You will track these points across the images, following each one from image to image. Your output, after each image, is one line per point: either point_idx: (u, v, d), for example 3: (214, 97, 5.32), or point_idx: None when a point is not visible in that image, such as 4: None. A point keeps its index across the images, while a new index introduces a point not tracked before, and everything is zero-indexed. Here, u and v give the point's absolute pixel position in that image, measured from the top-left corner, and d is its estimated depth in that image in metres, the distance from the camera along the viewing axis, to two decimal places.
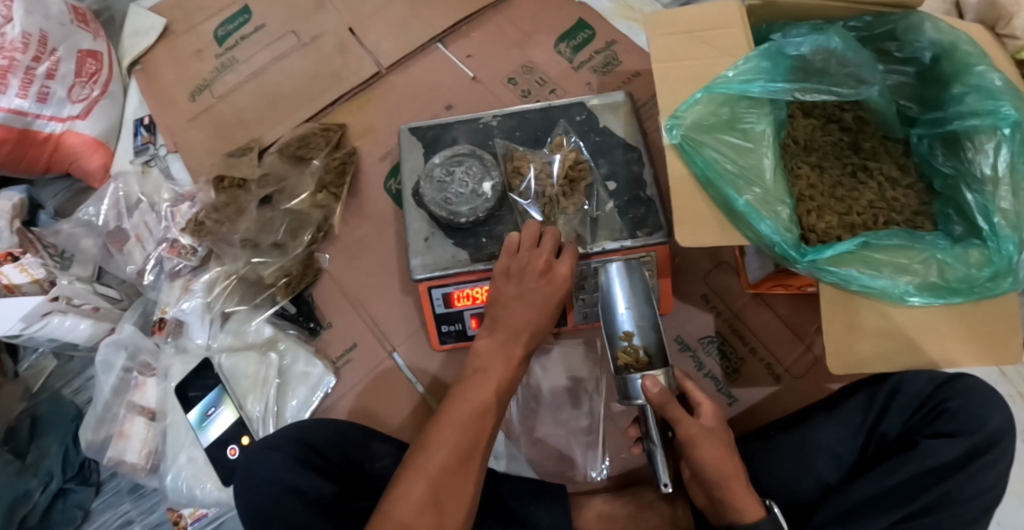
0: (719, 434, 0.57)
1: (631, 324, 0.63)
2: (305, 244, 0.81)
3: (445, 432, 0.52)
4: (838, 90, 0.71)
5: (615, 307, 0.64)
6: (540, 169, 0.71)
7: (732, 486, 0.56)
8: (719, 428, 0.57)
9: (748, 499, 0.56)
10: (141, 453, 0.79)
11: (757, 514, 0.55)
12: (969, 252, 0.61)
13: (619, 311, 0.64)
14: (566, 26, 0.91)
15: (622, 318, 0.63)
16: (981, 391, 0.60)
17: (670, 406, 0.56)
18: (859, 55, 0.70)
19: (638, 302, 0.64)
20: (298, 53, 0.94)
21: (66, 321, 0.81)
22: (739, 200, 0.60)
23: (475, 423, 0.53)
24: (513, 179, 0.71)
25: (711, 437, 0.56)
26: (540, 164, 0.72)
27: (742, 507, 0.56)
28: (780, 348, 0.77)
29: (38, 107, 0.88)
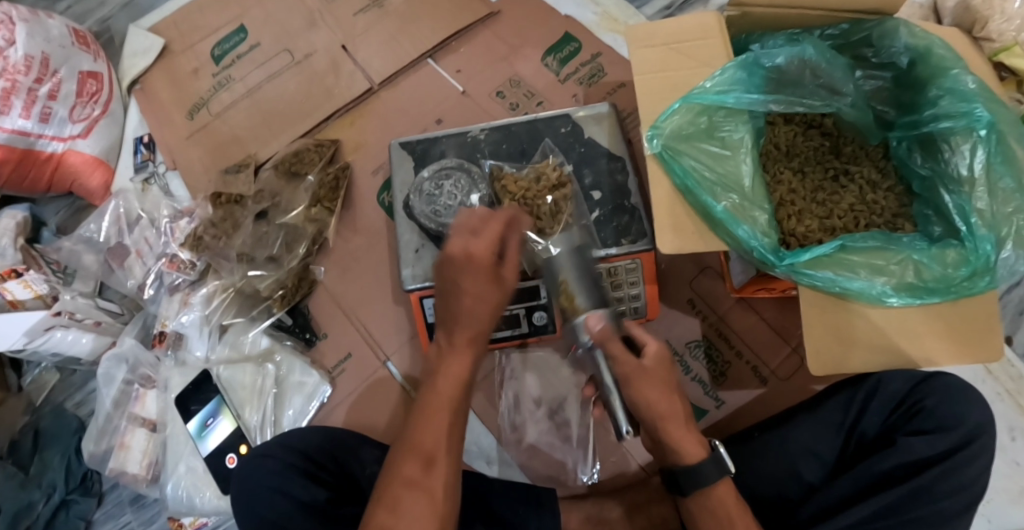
0: (659, 372, 0.53)
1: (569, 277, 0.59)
2: (300, 257, 0.83)
3: (425, 436, 0.53)
4: (812, 103, 0.73)
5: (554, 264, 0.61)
6: (524, 185, 0.72)
7: (668, 424, 0.54)
8: (659, 367, 0.53)
9: (691, 441, 0.55)
10: (142, 464, 0.81)
11: (697, 455, 0.55)
12: (945, 252, 0.62)
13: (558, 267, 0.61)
14: (552, 39, 0.93)
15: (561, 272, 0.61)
16: (959, 389, 0.62)
17: (611, 342, 0.54)
18: (832, 65, 0.72)
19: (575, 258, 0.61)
20: (292, 71, 0.97)
21: (69, 336, 0.83)
22: (717, 206, 0.62)
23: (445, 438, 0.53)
24: (500, 196, 0.72)
25: (647, 376, 0.53)
26: (523, 181, 0.73)
27: (685, 448, 0.55)
28: (764, 351, 0.78)
29: (40, 128, 0.90)
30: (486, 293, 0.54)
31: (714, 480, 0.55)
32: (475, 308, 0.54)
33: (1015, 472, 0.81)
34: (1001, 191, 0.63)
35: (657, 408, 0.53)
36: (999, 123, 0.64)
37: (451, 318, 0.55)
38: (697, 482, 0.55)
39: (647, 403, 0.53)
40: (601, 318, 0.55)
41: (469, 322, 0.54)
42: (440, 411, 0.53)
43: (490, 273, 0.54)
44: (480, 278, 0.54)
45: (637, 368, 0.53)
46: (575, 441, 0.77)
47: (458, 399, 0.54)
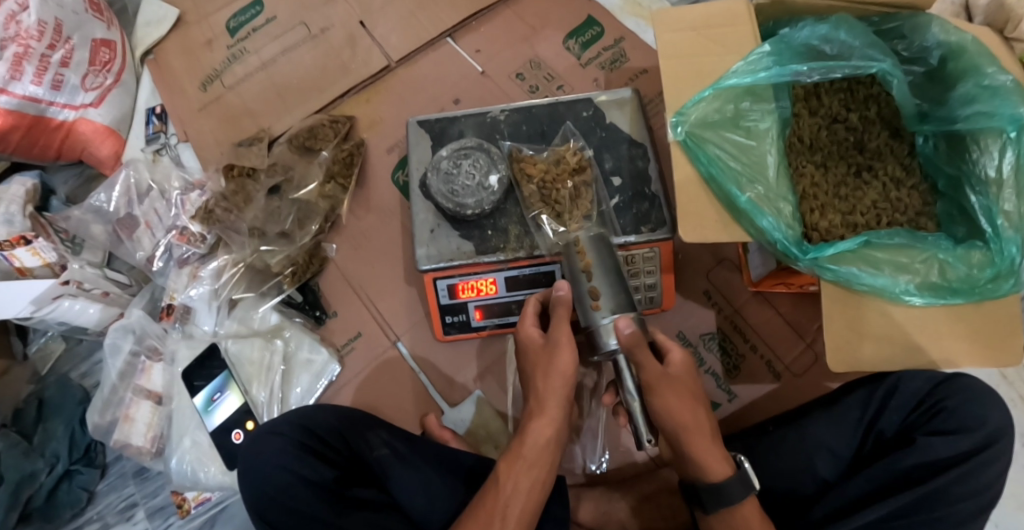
0: (682, 382, 0.57)
1: (594, 276, 0.61)
2: (312, 234, 0.82)
3: (511, 504, 0.54)
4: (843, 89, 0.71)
5: (579, 263, 0.63)
6: (545, 169, 0.71)
7: (693, 438, 0.56)
8: (684, 376, 0.57)
9: (714, 458, 0.56)
10: (147, 437, 0.80)
11: (722, 471, 0.56)
12: (971, 253, 0.61)
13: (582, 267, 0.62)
14: (574, 22, 0.92)
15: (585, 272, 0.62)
16: (979, 391, 0.60)
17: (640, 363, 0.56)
18: (865, 39, 0.69)
19: (602, 259, 0.62)
20: (308, 45, 0.95)
21: (76, 305, 0.82)
22: (742, 196, 0.61)
23: (519, 502, 0.54)
24: (519, 178, 0.71)
25: (671, 384, 0.56)
26: (544, 164, 0.71)
27: (709, 467, 0.56)
28: (780, 346, 0.77)
29: (52, 95, 0.89)
30: (544, 365, 0.59)
31: (739, 497, 0.56)
32: (546, 383, 0.58)
33: None
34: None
35: (682, 421, 0.56)
36: None
37: (528, 398, 0.60)
38: (722, 499, 0.56)
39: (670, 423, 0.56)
40: (629, 322, 0.58)
41: (537, 395, 0.59)
42: (513, 473, 0.55)
43: (541, 350, 0.60)
44: (537, 355, 0.60)
45: (662, 377, 0.56)
46: (585, 430, 0.74)
47: (544, 470, 0.56)
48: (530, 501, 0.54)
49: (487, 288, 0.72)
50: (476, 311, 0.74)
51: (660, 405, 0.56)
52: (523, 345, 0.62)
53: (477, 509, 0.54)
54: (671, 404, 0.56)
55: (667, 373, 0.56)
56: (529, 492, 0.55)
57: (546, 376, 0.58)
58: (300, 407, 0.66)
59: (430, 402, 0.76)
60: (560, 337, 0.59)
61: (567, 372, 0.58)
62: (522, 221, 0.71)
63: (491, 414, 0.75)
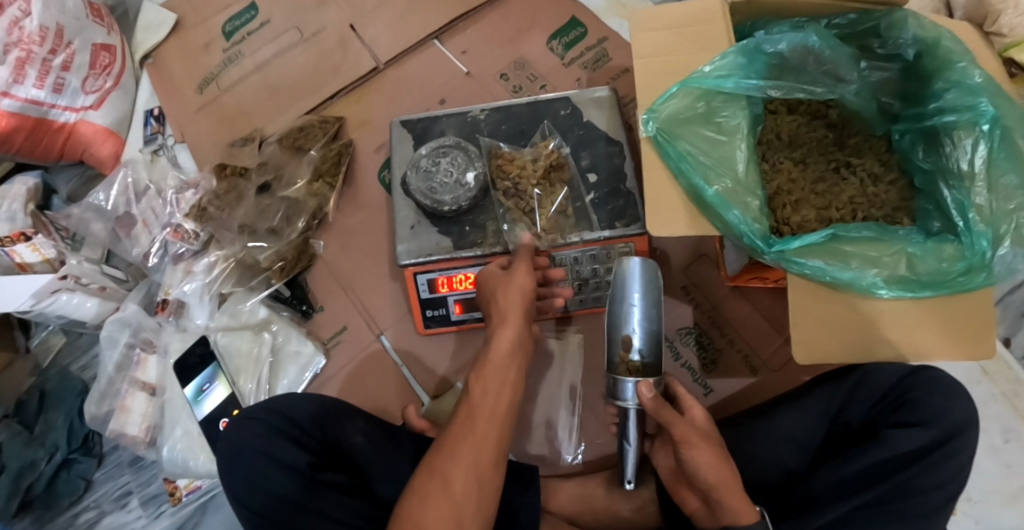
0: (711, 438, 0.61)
1: (635, 322, 0.64)
2: (300, 230, 0.84)
3: (477, 422, 0.56)
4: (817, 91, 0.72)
5: (628, 296, 0.64)
6: (522, 165, 0.74)
7: (727, 492, 0.58)
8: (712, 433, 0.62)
9: (746, 506, 0.58)
10: (141, 427, 0.83)
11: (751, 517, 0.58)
12: (942, 247, 0.62)
13: (631, 302, 0.64)
14: (559, 23, 0.93)
15: (632, 312, 0.64)
16: (946, 383, 0.61)
17: (663, 411, 0.60)
18: (836, 52, 0.72)
19: (650, 307, 0.64)
20: (300, 48, 0.98)
21: (74, 298, 0.85)
22: (709, 190, 0.61)
23: (488, 428, 0.56)
24: (496, 175, 0.74)
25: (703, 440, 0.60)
26: (522, 161, 0.74)
27: (739, 511, 0.58)
28: (757, 341, 0.78)
29: (53, 98, 0.93)
30: (511, 287, 0.64)
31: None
32: (511, 299, 0.63)
33: (1005, 474, 0.80)
34: (1002, 188, 0.62)
35: (714, 473, 0.59)
36: (1002, 119, 0.63)
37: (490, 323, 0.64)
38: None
39: (702, 467, 0.59)
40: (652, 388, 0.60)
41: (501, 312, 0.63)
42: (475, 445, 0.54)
43: (510, 279, 0.65)
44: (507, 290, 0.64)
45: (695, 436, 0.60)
46: (560, 423, 0.77)
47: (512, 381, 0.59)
48: (484, 448, 0.54)
49: (467, 283, 0.74)
50: (456, 305, 0.76)
51: (693, 458, 0.60)
52: (488, 283, 0.66)
53: (432, 471, 0.53)
54: (701, 458, 0.59)
55: (696, 427, 0.60)
56: (485, 441, 0.55)
57: (508, 293, 0.63)
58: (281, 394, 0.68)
59: (412, 394, 0.78)
60: (520, 266, 0.65)
61: (528, 291, 0.64)
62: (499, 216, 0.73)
63: None
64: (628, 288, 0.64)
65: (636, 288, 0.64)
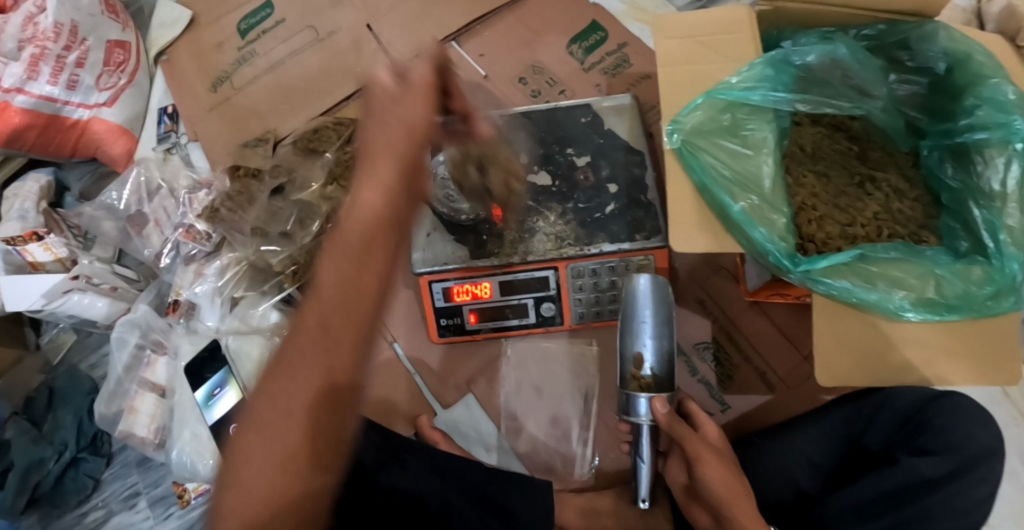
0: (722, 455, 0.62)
1: (644, 340, 0.65)
2: (313, 235, 0.83)
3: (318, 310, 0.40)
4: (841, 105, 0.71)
5: (637, 315, 0.65)
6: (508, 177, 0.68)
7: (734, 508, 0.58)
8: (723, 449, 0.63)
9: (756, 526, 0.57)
10: (150, 429, 0.82)
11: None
12: (971, 268, 0.60)
13: (641, 321, 0.65)
14: (578, 27, 0.92)
15: (643, 331, 0.65)
16: (971, 410, 0.60)
17: (677, 426, 0.61)
18: (864, 67, 0.70)
19: (660, 326, 0.65)
20: (315, 47, 0.97)
21: (85, 298, 0.84)
22: (734, 206, 0.59)
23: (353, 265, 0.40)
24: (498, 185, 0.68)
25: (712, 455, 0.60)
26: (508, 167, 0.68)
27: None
28: (773, 357, 0.76)
29: (67, 94, 0.92)
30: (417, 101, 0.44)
31: None
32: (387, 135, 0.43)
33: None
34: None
35: (722, 490, 0.58)
36: None
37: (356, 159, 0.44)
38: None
39: (712, 483, 0.59)
40: (666, 402, 0.62)
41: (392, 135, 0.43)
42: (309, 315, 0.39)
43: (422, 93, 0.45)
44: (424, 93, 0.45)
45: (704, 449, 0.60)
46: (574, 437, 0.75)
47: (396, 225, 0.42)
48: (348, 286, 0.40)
49: (483, 292, 0.73)
50: (471, 314, 0.75)
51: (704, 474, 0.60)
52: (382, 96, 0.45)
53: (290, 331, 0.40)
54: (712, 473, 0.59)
55: (708, 442, 0.62)
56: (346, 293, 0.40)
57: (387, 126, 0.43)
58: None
59: (423, 402, 0.78)
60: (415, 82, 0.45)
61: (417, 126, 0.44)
62: (517, 226, 0.72)
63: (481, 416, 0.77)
64: (637, 307, 0.65)
65: (645, 305, 0.65)
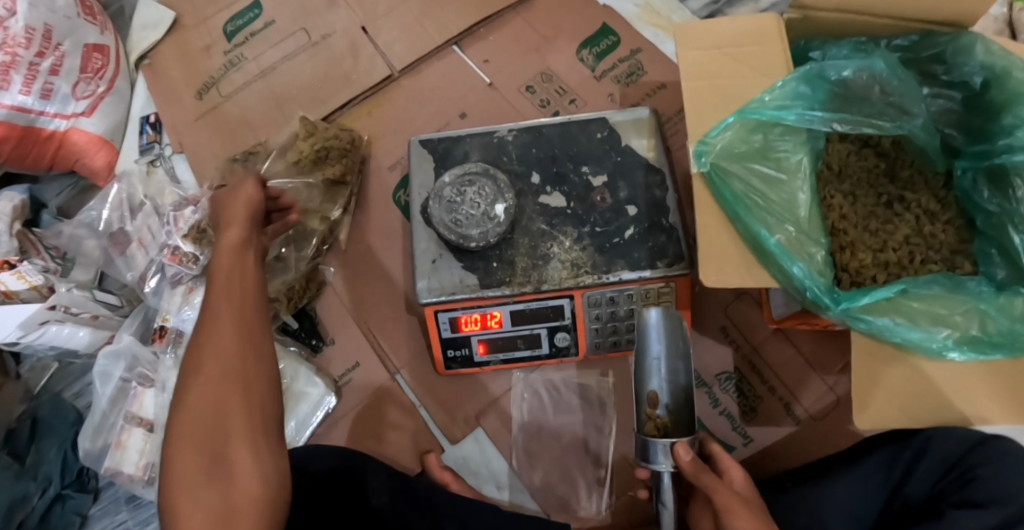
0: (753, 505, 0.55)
1: (656, 379, 0.60)
2: (309, 257, 0.78)
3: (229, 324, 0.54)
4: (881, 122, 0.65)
5: (648, 351, 0.60)
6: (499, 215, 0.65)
7: None
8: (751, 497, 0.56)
9: None
10: (139, 465, 0.77)
11: None
12: (1013, 302, 0.56)
13: (651, 357, 0.60)
14: (589, 31, 0.86)
15: (654, 368, 0.60)
16: (1017, 458, 0.56)
17: (702, 475, 0.54)
18: (904, 83, 0.65)
19: (674, 362, 0.60)
20: (308, 52, 0.91)
21: (64, 330, 0.78)
22: (770, 239, 0.55)
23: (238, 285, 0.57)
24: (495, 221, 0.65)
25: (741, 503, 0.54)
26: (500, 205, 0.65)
27: None
28: (799, 387, 0.72)
29: (41, 104, 0.86)
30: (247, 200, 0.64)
31: None
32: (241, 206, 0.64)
33: None
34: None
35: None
36: None
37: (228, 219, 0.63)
38: None
39: None
40: (689, 448, 0.55)
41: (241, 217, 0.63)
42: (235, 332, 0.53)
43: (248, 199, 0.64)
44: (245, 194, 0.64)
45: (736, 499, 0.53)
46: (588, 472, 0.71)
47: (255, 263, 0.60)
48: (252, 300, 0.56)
49: (492, 322, 0.68)
50: (479, 345, 0.70)
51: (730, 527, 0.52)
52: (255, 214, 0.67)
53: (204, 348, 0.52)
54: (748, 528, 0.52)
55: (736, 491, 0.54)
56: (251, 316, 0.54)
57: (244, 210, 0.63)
58: (299, 450, 0.64)
59: (430, 438, 0.73)
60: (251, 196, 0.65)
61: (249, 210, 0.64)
62: (529, 252, 0.67)
63: (493, 453, 0.72)
64: (647, 342, 0.60)
65: (654, 341, 0.60)
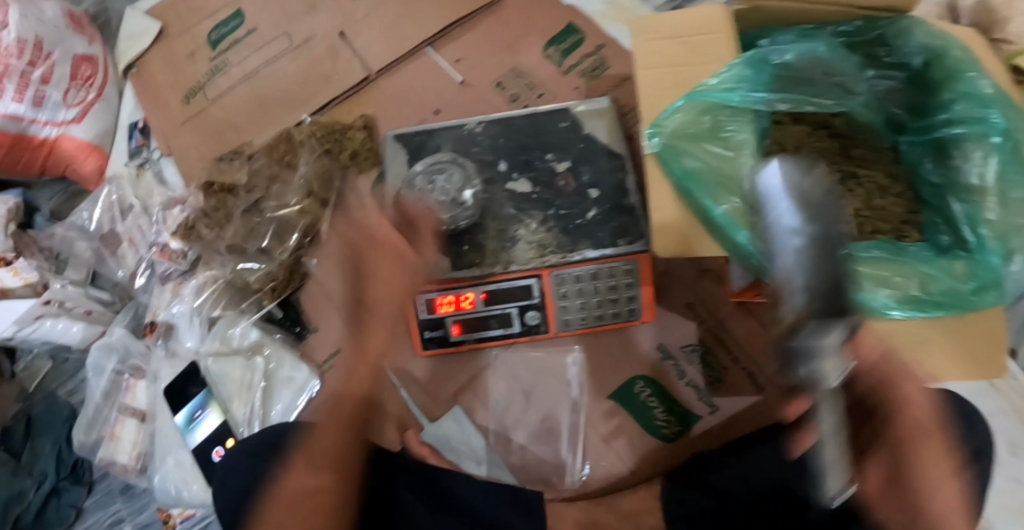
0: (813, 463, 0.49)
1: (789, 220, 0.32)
2: (292, 249, 0.81)
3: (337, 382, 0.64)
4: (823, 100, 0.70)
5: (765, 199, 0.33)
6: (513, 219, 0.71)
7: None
8: None
9: None
10: (131, 455, 0.80)
11: None
12: (953, 264, 0.59)
13: (778, 205, 0.32)
14: (557, 29, 0.90)
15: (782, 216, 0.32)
16: (958, 410, 0.61)
17: None
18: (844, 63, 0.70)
19: (820, 209, 0.32)
20: (289, 56, 0.94)
21: (58, 324, 0.82)
22: (716, 210, 0.59)
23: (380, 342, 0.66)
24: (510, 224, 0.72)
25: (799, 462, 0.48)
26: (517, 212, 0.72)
27: None
28: (765, 358, 0.74)
29: (33, 112, 0.89)
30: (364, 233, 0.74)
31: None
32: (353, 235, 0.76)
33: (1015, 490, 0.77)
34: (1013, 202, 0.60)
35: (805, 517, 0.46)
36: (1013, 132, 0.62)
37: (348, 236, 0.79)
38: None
39: None
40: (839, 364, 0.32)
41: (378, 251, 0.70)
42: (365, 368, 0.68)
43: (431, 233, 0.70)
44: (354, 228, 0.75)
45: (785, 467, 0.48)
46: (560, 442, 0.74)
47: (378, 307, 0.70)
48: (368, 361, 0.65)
49: (466, 303, 0.71)
50: (454, 326, 0.73)
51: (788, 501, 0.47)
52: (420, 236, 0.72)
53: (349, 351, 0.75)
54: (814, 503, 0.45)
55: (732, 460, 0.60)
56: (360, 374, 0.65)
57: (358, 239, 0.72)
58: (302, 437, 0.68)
59: (412, 419, 0.76)
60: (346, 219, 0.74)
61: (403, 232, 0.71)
62: (500, 235, 0.71)
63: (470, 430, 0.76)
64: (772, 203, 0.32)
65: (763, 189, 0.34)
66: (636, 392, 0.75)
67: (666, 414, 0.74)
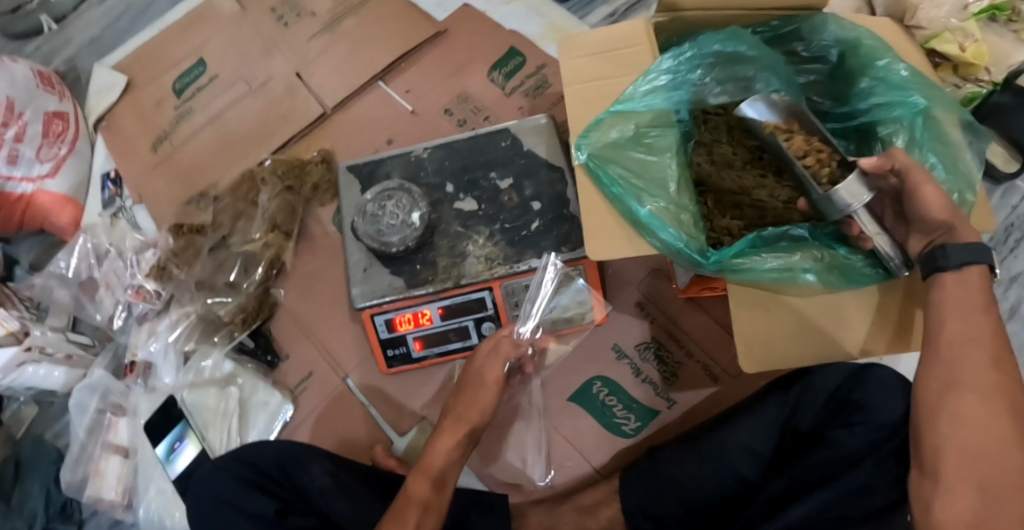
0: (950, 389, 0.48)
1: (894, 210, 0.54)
2: (259, 282, 0.85)
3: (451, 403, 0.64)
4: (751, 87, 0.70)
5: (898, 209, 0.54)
6: (486, 239, 0.75)
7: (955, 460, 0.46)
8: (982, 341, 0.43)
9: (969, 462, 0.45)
10: (117, 490, 0.84)
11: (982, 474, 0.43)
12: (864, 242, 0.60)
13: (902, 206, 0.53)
14: (498, 54, 0.96)
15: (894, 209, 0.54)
16: (892, 382, 0.58)
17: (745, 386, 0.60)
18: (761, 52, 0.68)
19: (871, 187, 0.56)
20: (249, 99, 0.99)
21: (41, 369, 0.85)
22: (642, 210, 0.60)
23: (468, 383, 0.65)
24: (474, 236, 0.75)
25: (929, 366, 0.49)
26: (488, 232, 0.75)
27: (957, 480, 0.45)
28: (714, 349, 0.78)
29: (8, 170, 0.93)
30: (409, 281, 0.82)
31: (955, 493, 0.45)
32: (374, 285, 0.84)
33: None
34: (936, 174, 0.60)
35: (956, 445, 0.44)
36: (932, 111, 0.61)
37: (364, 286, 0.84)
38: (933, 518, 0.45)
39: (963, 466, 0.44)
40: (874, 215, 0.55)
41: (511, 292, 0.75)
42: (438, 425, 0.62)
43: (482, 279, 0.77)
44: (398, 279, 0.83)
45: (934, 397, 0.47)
46: (522, 443, 0.79)
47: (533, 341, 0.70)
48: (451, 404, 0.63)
49: (424, 319, 0.75)
50: (416, 342, 0.77)
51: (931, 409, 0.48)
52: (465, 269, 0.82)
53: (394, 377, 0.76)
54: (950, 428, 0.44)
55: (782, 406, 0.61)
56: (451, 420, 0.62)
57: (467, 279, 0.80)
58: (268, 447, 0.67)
59: (383, 432, 0.80)
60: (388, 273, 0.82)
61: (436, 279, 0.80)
62: (450, 253, 0.75)
63: None
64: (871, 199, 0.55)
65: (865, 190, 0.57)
66: (595, 393, 0.79)
67: (625, 411, 0.78)
